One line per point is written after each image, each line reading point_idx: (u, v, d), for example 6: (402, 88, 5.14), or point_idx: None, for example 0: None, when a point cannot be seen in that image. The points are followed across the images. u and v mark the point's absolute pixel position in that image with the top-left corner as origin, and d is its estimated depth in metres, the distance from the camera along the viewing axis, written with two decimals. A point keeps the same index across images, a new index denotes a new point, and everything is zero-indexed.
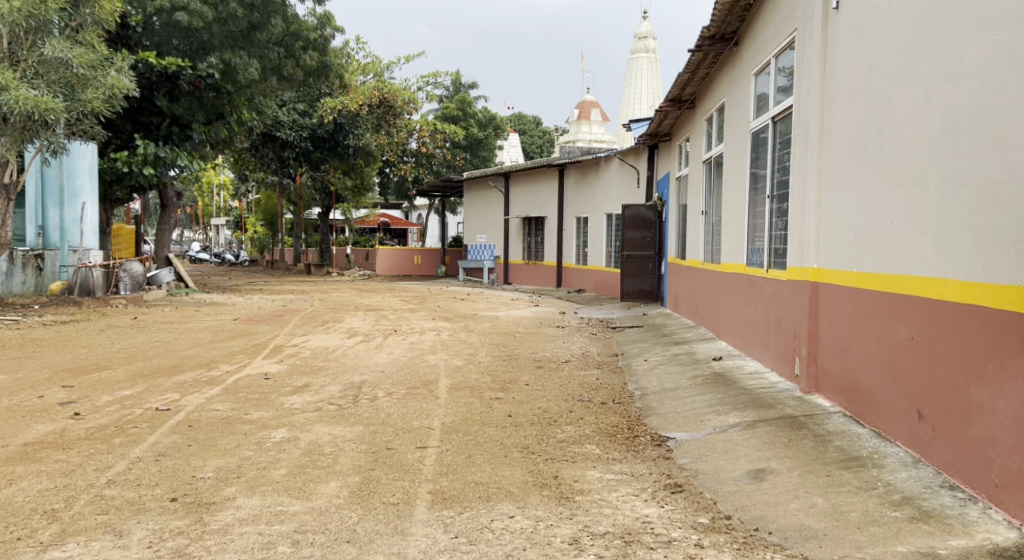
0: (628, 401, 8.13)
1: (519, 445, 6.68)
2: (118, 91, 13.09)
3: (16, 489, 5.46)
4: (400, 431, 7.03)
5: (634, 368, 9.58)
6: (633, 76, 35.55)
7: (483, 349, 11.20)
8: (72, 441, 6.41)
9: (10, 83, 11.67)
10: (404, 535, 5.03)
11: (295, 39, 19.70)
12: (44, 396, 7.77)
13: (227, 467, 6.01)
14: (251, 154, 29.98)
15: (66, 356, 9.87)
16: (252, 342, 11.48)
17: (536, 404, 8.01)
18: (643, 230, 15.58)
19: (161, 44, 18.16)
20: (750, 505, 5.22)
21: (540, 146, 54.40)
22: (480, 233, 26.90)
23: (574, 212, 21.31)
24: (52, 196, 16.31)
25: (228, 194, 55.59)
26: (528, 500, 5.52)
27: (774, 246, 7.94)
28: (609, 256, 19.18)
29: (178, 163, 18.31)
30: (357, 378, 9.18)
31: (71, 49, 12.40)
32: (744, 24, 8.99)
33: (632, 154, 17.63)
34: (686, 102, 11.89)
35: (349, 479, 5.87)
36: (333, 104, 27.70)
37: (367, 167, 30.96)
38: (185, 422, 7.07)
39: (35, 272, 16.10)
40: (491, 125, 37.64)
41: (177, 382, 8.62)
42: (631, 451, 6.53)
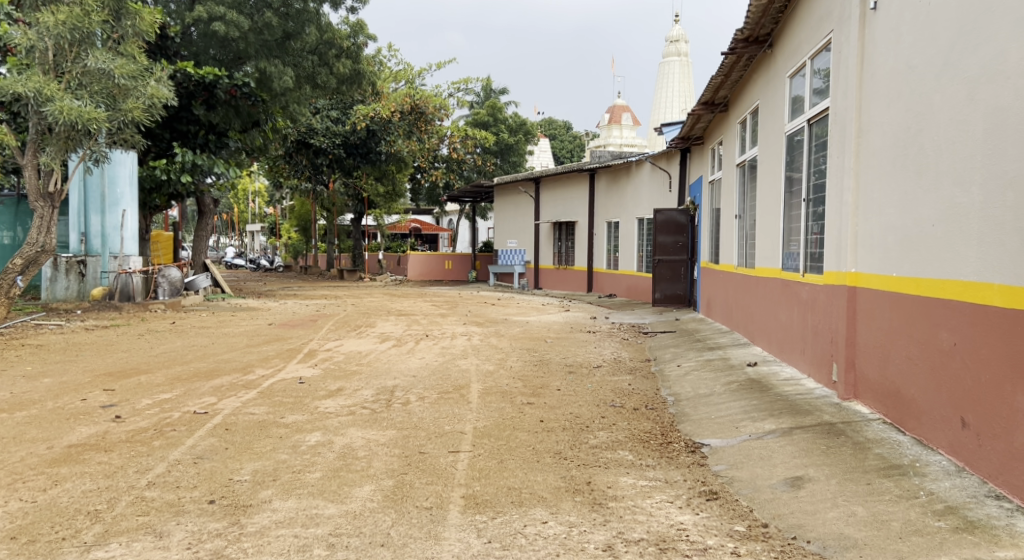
0: (661, 407, 8.09)
1: (552, 450, 6.68)
2: (158, 101, 13.21)
3: (61, 490, 5.57)
4: (433, 435, 7.06)
5: (667, 374, 9.52)
6: (665, 80, 35.46)
7: (514, 354, 11.21)
8: (113, 443, 6.53)
9: (55, 94, 11.95)
10: (437, 539, 5.05)
11: (329, 48, 19.77)
12: (86, 399, 7.91)
13: (263, 470, 6.07)
14: (284, 160, 30.35)
15: (108, 360, 10.03)
16: (287, 346, 11.60)
17: (568, 410, 7.99)
18: (676, 234, 15.52)
19: (198, 54, 18.45)
20: (787, 514, 5.16)
21: (569, 151, 54.49)
22: (511, 237, 26.93)
23: (605, 216, 21.28)
24: (94, 203, 16.53)
25: (263, 200, 56.28)
26: (560, 506, 5.52)
27: (810, 250, 7.86)
28: (639, 260, 19.10)
29: (215, 170, 18.51)
30: (390, 382, 9.24)
31: (113, 60, 12.59)
32: (779, 26, 8.94)
33: (663, 158, 17.56)
34: (719, 105, 11.82)
35: (383, 482, 5.91)
36: (365, 110, 28.01)
37: (399, 173, 31.18)
38: (223, 425, 7.16)
39: (78, 278, 16.51)
40: (522, 130, 37.71)
41: (215, 385, 8.74)
42: (665, 457, 6.50)
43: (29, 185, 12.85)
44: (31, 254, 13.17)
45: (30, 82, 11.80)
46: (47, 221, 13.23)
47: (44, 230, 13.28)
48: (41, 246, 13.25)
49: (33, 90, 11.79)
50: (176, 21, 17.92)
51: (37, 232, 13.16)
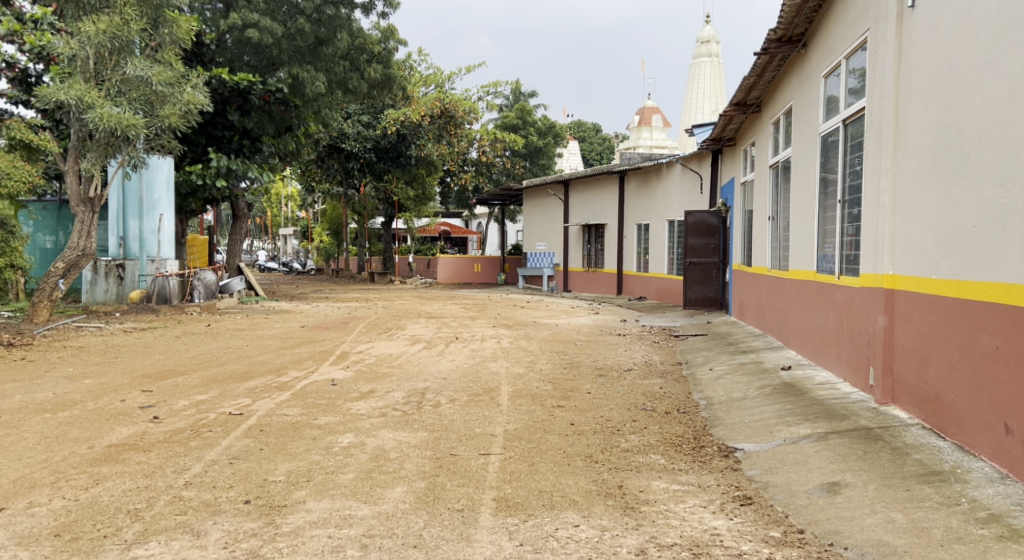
0: (694, 410, 8.03)
1: (582, 453, 6.67)
2: (194, 106, 13.38)
3: (102, 489, 5.66)
4: (463, 438, 7.08)
5: (698, 377, 9.46)
6: (696, 81, 35.25)
7: (545, 357, 11.21)
8: (152, 444, 6.63)
9: (96, 101, 12.20)
10: (468, 541, 5.06)
11: (360, 53, 20.00)
12: (125, 400, 8.04)
13: (298, 471, 6.13)
14: (316, 165, 30.63)
15: (146, 362, 10.18)
16: (319, 348, 11.70)
17: (599, 413, 7.97)
18: (707, 237, 15.43)
19: (233, 60, 18.57)
20: (824, 519, 5.11)
21: (599, 153, 54.40)
22: (540, 240, 26.92)
23: (635, 218, 21.21)
24: (132, 208, 16.82)
25: (295, 205, 56.78)
26: (592, 510, 5.50)
27: (846, 252, 7.77)
28: (670, 262, 18.99)
29: (249, 175, 18.71)
30: (421, 384, 9.27)
31: (150, 67, 12.78)
32: (813, 25, 8.86)
33: (693, 159, 17.46)
34: (751, 106, 11.73)
35: (415, 484, 5.94)
36: (396, 114, 28.16)
37: (429, 176, 31.30)
38: (257, 427, 7.23)
39: (117, 281, 16.76)
40: (551, 133, 37.71)
41: (250, 387, 8.84)
42: (698, 461, 6.45)
43: (70, 190, 13.08)
44: (72, 257, 13.38)
45: (72, 90, 12.02)
46: (87, 226, 13.46)
47: (84, 234, 13.51)
48: (82, 250, 13.47)
49: (75, 98, 12.01)
50: (211, 29, 18.07)
51: (78, 237, 13.38)
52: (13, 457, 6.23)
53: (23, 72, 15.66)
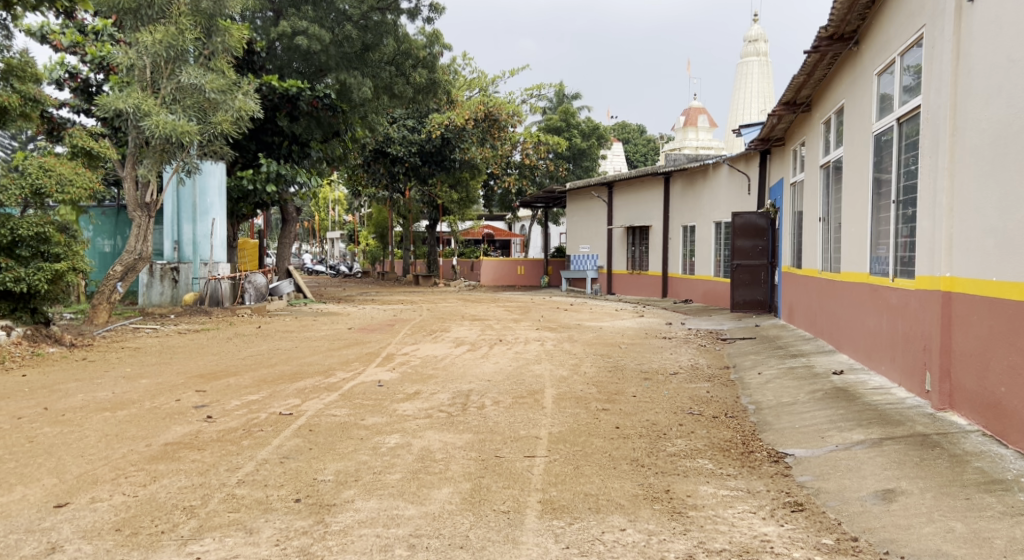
0: (742, 415, 7.92)
1: (628, 457, 6.62)
2: (245, 113, 13.58)
3: (158, 486, 5.77)
4: (509, 440, 7.09)
5: (746, 381, 9.33)
6: (744, 80, 34.85)
7: (589, 360, 11.16)
8: (205, 442, 6.75)
9: (152, 109, 12.50)
10: (515, 543, 5.07)
11: (405, 58, 20.02)
12: (180, 400, 8.20)
13: (346, 471, 6.18)
14: (362, 169, 30.97)
15: (199, 363, 10.37)
16: (366, 350, 11.82)
17: (645, 417, 7.91)
18: (755, 238, 15.24)
19: (282, 67, 18.97)
20: (878, 527, 5.01)
21: (644, 154, 54.11)
22: (583, 242, 26.83)
23: (680, 220, 21.04)
24: (186, 212, 17.29)
25: (342, 209, 57.34)
26: (638, 514, 5.47)
27: (900, 253, 7.61)
28: (717, 264, 18.78)
29: (297, 180, 19.24)
30: (466, 386, 9.31)
31: (204, 75, 13.03)
32: (866, 22, 8.70)
33: (740, 160, 17.26)
34: (802, 105, 11.55)
35: (461, 485, 5.96)
36: (441, 118, 28.35)
37: (473, 180, 31.45)
38: (307, 427, 7.32)
39: (171, 284, 17.29)
40: (594, 135, 37.55)
41: (299, 387, 8.96)
42: (746, 467, 6.37)
43: (127, 196, 13.38)
44: (129, 261, 13.68)
45: (130, 98, 12.36)
46: (144, 230, 13.76)
47: (141, 238, 13.82)
48: (139, 254, 13.77)
49: (133, 106, 12.34)
50: (262, 37, 18.50)
51: (135, 241, 13.69)
52: (75, 454, 6.39)
53: (84, 82, 16.12)
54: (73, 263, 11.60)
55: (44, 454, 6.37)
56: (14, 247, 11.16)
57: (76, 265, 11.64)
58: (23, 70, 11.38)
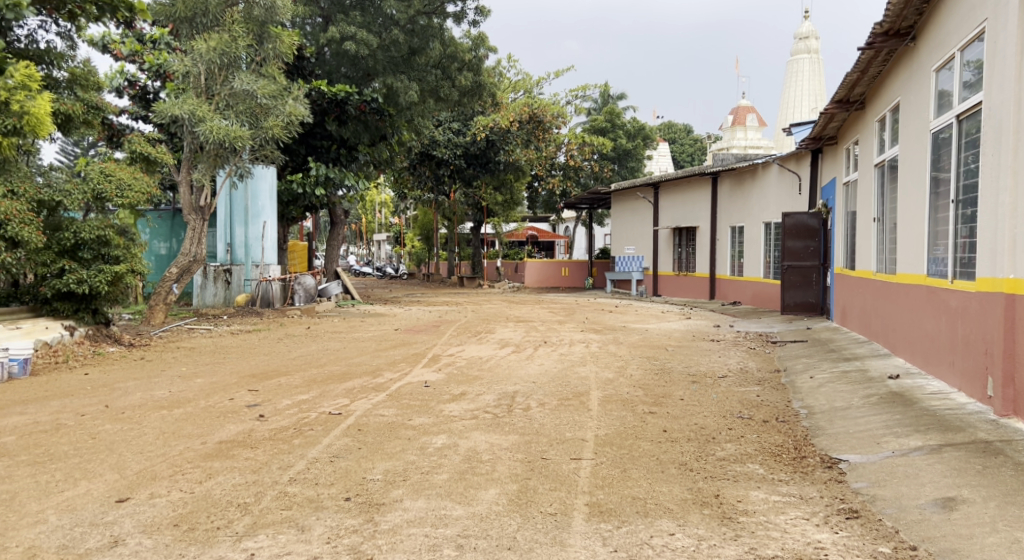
0: (794, 419, 7.78)
1: (676, 461, 6.55)
2: (295, 118, 13.76)
3: (214, 482, 5.87)
4: (555, 442, 7.06)
5: (798, 385, 9.16)
6: (795, 78, 34.30)
7: (636, 362, 11.08)
8: (258, 441, 6.84)
9: (206, 115, 12.74)
10: (563, 546, 5.05)
11: (451, 61, 20.05)
12: (233, 398, 8.34)
13: (394, 470, 6.22)
14: (408, 172, 31.18)
15: (251, 363, 10.53)
16: (412, 351, 11.88)
17: (693, 420, 7.82)
18: (807, 239, 14.99)
19: (331, 73, 19.26)
20: (939, 536, 4.90)
21: (690, 154, 53.58)
22: (628, 244, 26.66)
23: (728, 221, 20.79)
24: (238, 215, 17.66)
25: (388, 210, 57.80)
26: (688, 518, 5.41)
27: (959, 255, 7.42)
28: (766, 266, 18.50)
29: (346, 183, 19.61)
30: (511, 388, 9.30)
31: (256, 81, 13.22)
32: (923, 17, 8.50)
33: (791, 159, 16.99)
34: (855, 103, 11.33)
35: (508, 486, 5.95)
36: (485, 121, 28.45)
37: (517, 182, 31.46)
38: (356, 426, 7.38)
39: (224, 285, 17.64)
40: (640, 135, 37.21)
41: (347, 387, 9.04)
42: (798, 472, 6.26)
43: (182, 200, 13.64)
44: (184, 263, 13.97)
45: (186, 105, 12.64)
46: (199, 233, 14.03)
47: (196, 241, 14.08)
48: (193, 256, 14.05)
49: (188, 112, 12.60)
50: (312, 42, 18.86)
51: (190, 244, 13.97)
52: (135, 451, 6.53)
53: (142, 90, 16.50)
54: (132, 265, 11.86)
55: (106, 451, 6.52)
56: (76, 250, 11.44)
57: (135, 267, 11.90)
58: (87, 79, 11.93)
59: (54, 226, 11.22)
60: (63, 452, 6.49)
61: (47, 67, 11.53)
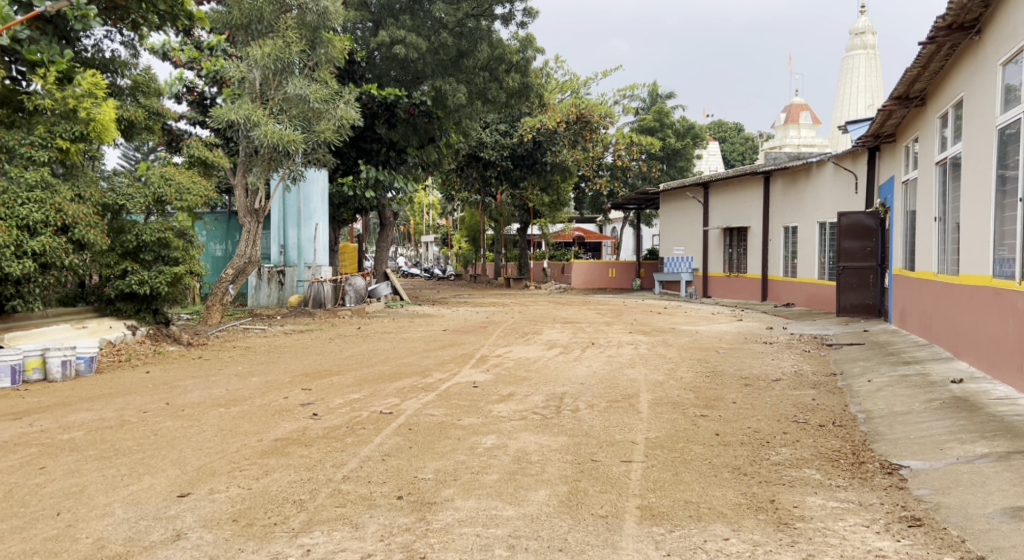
0: (851, 424, 7.59)
1: (730, 465, 6.44)
2: (347, 122, 13.90)
3: (270, 479, 5.94)
4: (604, 444, 7.00)
5: (855, 389, 8.94)
6: (851, 74, 33.59)
7: (686, 364, 10.96)
8: (312, 439, 6.91)
9: (261, 119, 12.95)
10: (614, 548, 5.00)
11: (499, 63, 20.06)
12: (288, 397, 8.46)
13: (445, 470, 6.23)
14: (456, 173, 31.38)
15: (303, 362, 10.67)
16: (460, 352, 11.90)
17: (746, 424, 7.69)
18: (863, 239, 14.69)
19: (381, 77, 19.30)
20: (1008, 547, 4.77)
21: (741, 153, 52.82)
22: (678, 244, 26.39)
23: (781, 220, 20.45)
24: (291, 218, 17.93)
25: (436, 212, 58.08)
26: (742, 523, 5.32)
27: None
28: (821, 267, 18.16)
29: (395, 185, 19.77)
30: (560, 389, 9.26)
31: (309, 86, 13.38)
32: (989, 9, 8.23)
33: (847, 157, 16.64)
34: (915, 99, 11.05)
35: (558, 488, 5.91)
36: (532, 122, 28.44)
37: (564, 183, 31.36)
38: (406, 425, 7.42)
39: (278, 286, 17.96)
40: (690, 135, 36.73)
41: (398, 387, 9.09)
42: (857, 478, 6.11)
43: (237, 203, 13.89)
44: (240, 264, 14.21)
45: (241, 109, 12.88)
46: (253, 235, 14.24)
47: (251, 243, 14.30)
48: (249, 258, 14.26)
49: (243, 116, 12.85)
50: (362, 47, 19.04)
51: (245, 246, 14.19)
52: (195, 447, 6.65)
53: (200, 96, 16.85)
54: (190, 266, 12.14)
55: (167, 447, 6.65)
56: (138, 252, 11.67)
57: (193, 268, 12.19)
58: (148, 86, 12.26)
59: (117, 229, 11.46)
60: (127, 447, 6.63)
61: (111, 76, 11.83)
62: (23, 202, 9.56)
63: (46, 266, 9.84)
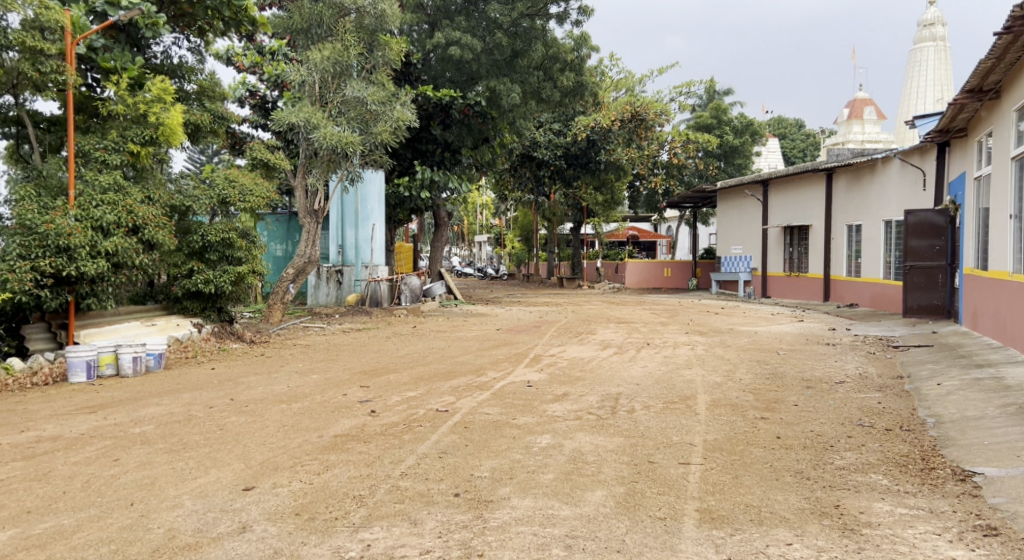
0: (920, 428, 7.36)
1: (792, 469, 6.29)
2: (403, 123, 13.93)
3: (331, 474, 6.01)
4: (661, 445, 6.91)
5: (924, 392, 8.67)
6: (918, 67, 32.67)
7: (744, 366, 10.77)
8: (370, 435, 6.97)
9: (321, 122, 13.14)
10: (674, 551, 4.94)
11: (554, 62, 20.01)
12: (346, 394, 8.55)
13: (501, 468, 6.22)
14: (509, 173, 31.42)
15: (360, 360, 10.79)
16: (514, 351, 11.88)
17: (809, 427, 7.51)
18: (932, 238, 14.28)
19: (436, 78, 19.40)
20: None
21: (801, 150, 51.73)
22: (735, 243, 26.02)
23: (844, 218, 19.98)
24: (349, 218, 18.14)
25: (489, 212, 58.14)
26: (806, 528, 5.20)
27: None
28: (887, 266, 17.69)
29: (450, 185, 19.90)
30: (614, 389, 9.19)
31: (366, 88, 13.52)
32: None
33: (915, 153, 16.18)
34: (989, 92, 10.68)
35: (615, 488, 5.85)
36: (586, 120, 28.28)
37: (618, 182, 31.17)
38: (462, 423, 7.43)
39: (336, 285, 18.21)
40: (748, 132, 36.06)
41: (453, 385, 9.12)
42: (927, 484, 5.92)
43: (298, 204, 14.08)
44: (300, 264, 14.42)
45: (302, 112, 13.09)
46: (312, 235, 14.44)
47: (310, 243, 14.49)
48: (309, 257, 14.45)
49: (303, 119, 13.06)
50: (418, 49, 19.23)
51: (305, 246, 14.39)
52: (258, 442, 6.76)
53: (262, 99, 17.17)
54: (253, 266, 12.39)
55: (232, 441, 6.77)
56: (204, 251, 11.93)
57: (255, 267, 12.44)
58: (213, 90, 12.45)
59: (184, 230, 11.68)
60: (195, 441, 6.77)
61: (179, 81, 12.17)
62: (97, 205, 9.90)
63: (118, 266, 10.13)
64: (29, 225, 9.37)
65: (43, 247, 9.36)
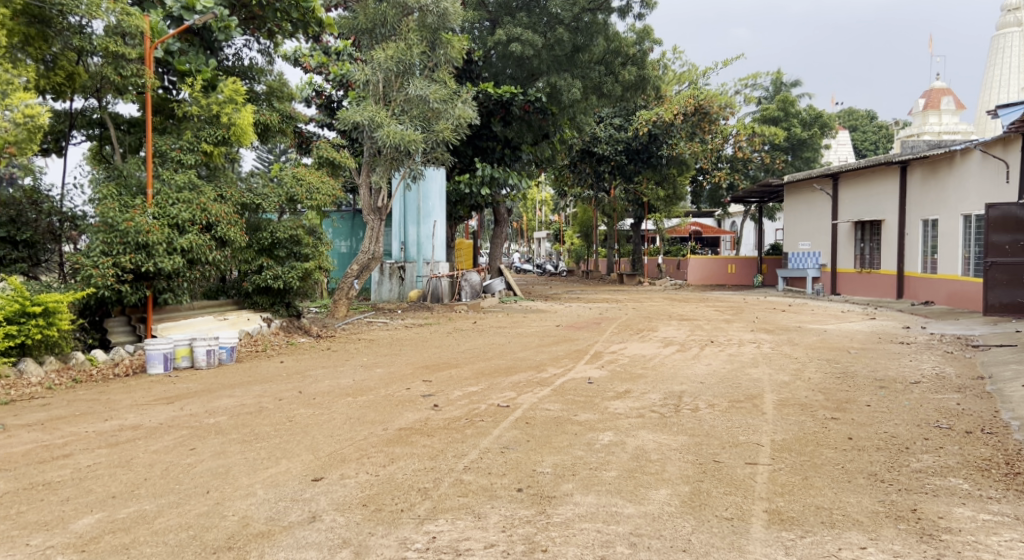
0: (1002, 431, 7.07)
1: (865, 471, 6.10)
2: (464, 121, 13.98)
3: (395, 467, 6.04)
4: (727, 444, 6.78)
5: (1006, 394, 8.32)
6: (1001, 55, 31.46)
7: (813, 364, 10.48)
8: (434, 429, 7.00)
9: (384, 120, 13.25)
10: (741, 552, 4.84)
11: (615, 57, 19.85)
12: (410, 388, 8.61)
13: (563, 464, 6.17)
14: (570, 169, 31.42)
15: (423, 355, 10.84)
16: (575, 347, 11.81)
17: (882, 428, 7.26)
18: (1015, 233, 13.72)
19: (498, 75, 19.47)
20: None
21: (873, 142, 50.32)
22: (803, 239, 25.44)
23: (919, 213, 19.34)
24: (411, 215, 18.29)
25: (548, 209, 57.96)
26: (881, 532, 5.03)
27: None
28: (967, 262, 17.07)
29: (509, 182, 19.89)
30: (677, 387, 9.05)
31: (429, 87, 13.57)
32: None
33: (997, 145, 15.56)
34: None
35: (680, 487, 5.75)
36: (648, 115, 27.64)
37: (681, 176, 30.72)
38: (523, 419, 7.40)
39: (398, 281, 18.24)
40: (817, 124, 35.18)
41: (514, 381, 9.11)
42: (1010, 490, 5.67)
43: (362, 202, 14.26)
44: (363, 260, 14.59)
45: (366, 111, 13.22)
46: (377, 232, 14.59)
47: (374, 240, 14.65)
48: (372, 254, 14.61)
49: (367, 118, 13.18)
50: (479, 46, 19.20)
51: (368, 242, 14.55)
52: (326, 434, 6.84)
53: (327, 99, 17.44)
54: (320, 262, 12.56)
55: (301, 433, 6.88)
56: (273, 248, 12.18)
57: (322, 264, 12.61)
58: (282, 91, 12.65)
59: (254, 227, 11.90)
60: (265, 432, 6.90)
61: (249, 82, 12.41)
62: (173, 202, 10.17)
63: (193, 261, 10.37)
64: (110, 222, 9.64)
65: (124, 244, 9.66)
